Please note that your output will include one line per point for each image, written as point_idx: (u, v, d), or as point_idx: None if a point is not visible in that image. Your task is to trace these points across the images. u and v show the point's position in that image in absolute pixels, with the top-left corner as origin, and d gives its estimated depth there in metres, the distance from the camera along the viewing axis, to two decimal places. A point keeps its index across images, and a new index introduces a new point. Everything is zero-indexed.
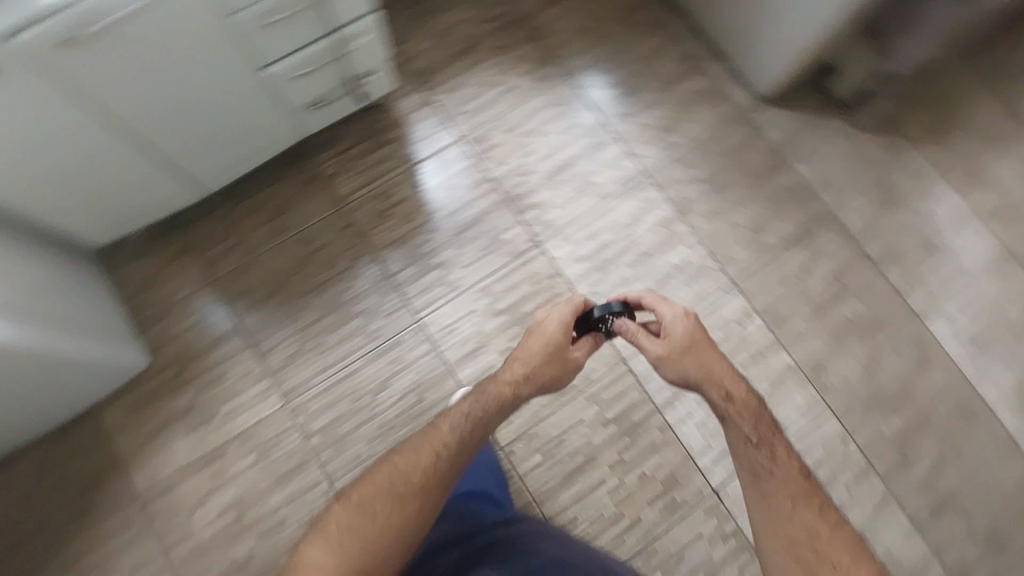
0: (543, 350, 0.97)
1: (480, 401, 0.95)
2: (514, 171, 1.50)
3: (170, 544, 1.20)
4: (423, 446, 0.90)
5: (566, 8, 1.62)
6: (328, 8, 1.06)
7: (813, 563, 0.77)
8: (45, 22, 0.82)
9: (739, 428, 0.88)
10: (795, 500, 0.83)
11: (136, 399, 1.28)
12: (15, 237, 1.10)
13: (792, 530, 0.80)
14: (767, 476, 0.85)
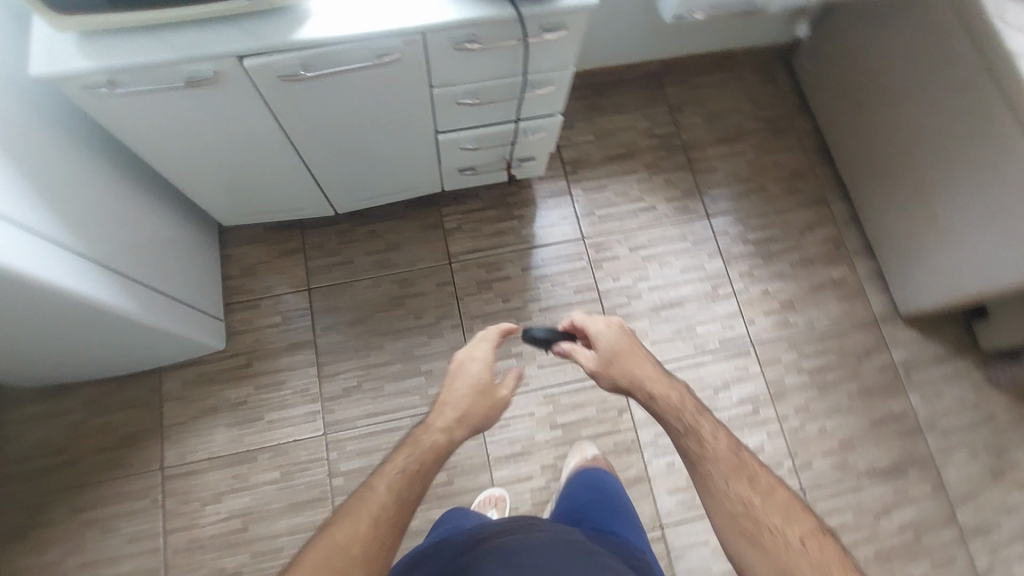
0: (469, 390, 0.90)
1: (417, 452, 0.82)
2: (622, 290, 1.45)
3: (173, 528, 1.21)
4: (361, 512, 0.74)
5: (735, 152, 1.59)
6: (521, 103, 1.07)
7: (758, 537, 0.70)
8: (285, 61, 0.83)
9: (668, 421, 0.82)
10: (751, 499, 0.73)
11: (199, 375, 1.31)
12: (166, 206, 1.14)
13: (758, 534, 0.71)
14: (721, 476, 0.76)
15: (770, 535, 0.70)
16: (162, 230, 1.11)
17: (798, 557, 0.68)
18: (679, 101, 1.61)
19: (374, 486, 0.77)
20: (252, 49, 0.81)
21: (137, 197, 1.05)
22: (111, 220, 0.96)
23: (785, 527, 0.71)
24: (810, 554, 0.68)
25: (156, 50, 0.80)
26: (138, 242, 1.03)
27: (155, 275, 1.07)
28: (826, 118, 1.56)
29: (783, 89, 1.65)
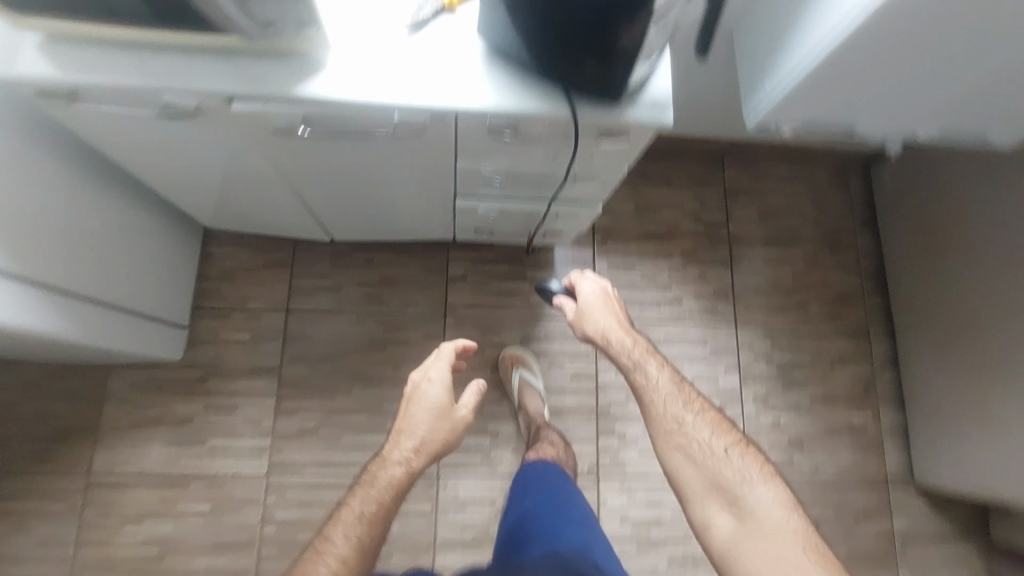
0: (426, 418, 0.96)
1: (372, 496, 0.87)
2: (622, 386, 1.32)
3: (85, 540, 1.12)
4: (318, 567, 0.78)
5: (783, 259, 1.43)
6: (559, 190, 0.92)
7: (693, 453, 0.92)
8: (283, 108, 0.68)
9: (625, 363, 1.02)
10: (684, 419, 0.95)
11: (150, 379, 1.21)
12: (138, 207, 1.01)
13: (690, 449, 0.92)
14: (663, 403, 0.96)
15: (701, 450, 0.91)
16: (126, 230, 0.98)
17: (720, 464, 0.90)
18: (736, 189, 1.45)
19: (332, 537, 0.82)
20: (245, 94, 0.66)
21: (98, 195, 0.91)
22: (56, 224, 0.83)
23: (712, 441, 0.92)
24: (729, 459, 0.90)
25: (127, 67, 0.65)
26: (89, 247, 0.90)
27: (103, 283, 0.94)
28: (891, 247, 1.40)
29: (854, 200, 1.48)
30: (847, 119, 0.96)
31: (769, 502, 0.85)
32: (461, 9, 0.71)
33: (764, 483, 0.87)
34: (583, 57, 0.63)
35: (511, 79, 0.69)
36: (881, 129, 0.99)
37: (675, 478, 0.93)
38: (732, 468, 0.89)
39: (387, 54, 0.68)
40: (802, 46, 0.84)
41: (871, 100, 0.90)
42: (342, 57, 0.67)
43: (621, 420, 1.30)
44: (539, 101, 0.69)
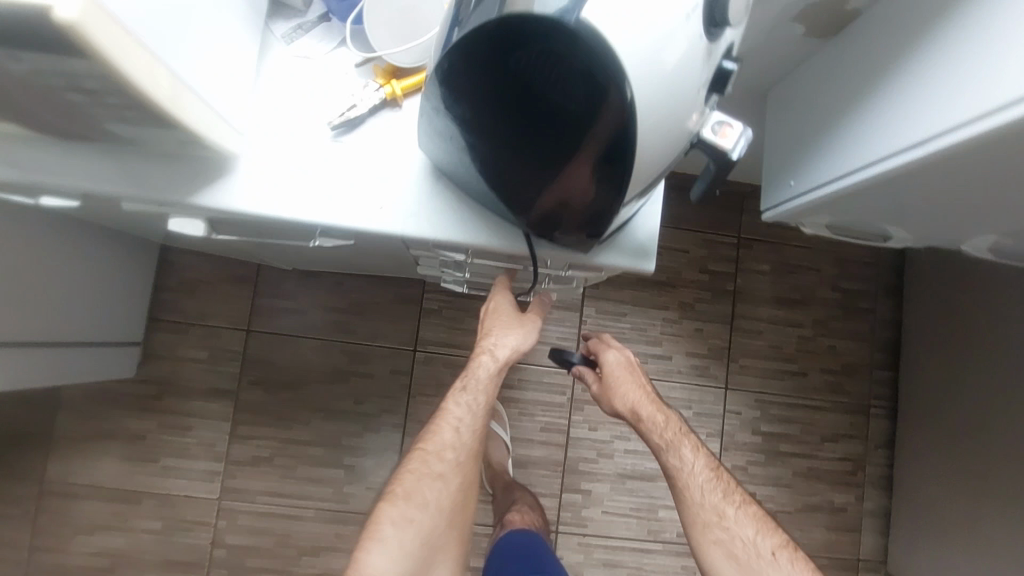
0: (504, 323, 0.69)
1: (472, 385, 0.71)
2: (593, 443, 1.25)
3: (37, 547, 1.13)
4: (438, 433, 0.72)
5: (790, 320, 1.31)
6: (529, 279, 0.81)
7: (741, 554, 0.83)
8: (178, 212, 0.58)
9: (664, 449, 0.86)
10: (725, 511, 0.85)
11: (104, 392, 1.17)
12: (78, 239, 0.93)
13: (733, 545, 0.84)
14: (702, 494, 0.85)
15: (747, 549, 0.83)
16: (53, 265, 0.90)
17: (767, 568, 0.82)
18: (750, 237, 1.30)
19: (448, 407, 0.73)
20: (131, 197, 0.55)
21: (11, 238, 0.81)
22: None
23: (757, 538, 0.84)
24: (777, 563, 0.83)
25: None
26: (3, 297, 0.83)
27: (24, 326, 0.88)
28: (913, 324, 1.27)
29: (881, 262, 1.32)
30: (881, 228, 0.82)
31: None
32: (407, 103, 0.58)
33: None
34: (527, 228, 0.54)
35: (456, 202, 0.57)
36: (921, 240, 0.83)
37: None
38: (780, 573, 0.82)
39: (307, 159, 0.56)
40: (839, 161, 0.70)
41: (915, 220, 0.75)
42: (256, 165, 0.55)
43: (588, 478, 1.25)
44: (486, 231, 0.57)
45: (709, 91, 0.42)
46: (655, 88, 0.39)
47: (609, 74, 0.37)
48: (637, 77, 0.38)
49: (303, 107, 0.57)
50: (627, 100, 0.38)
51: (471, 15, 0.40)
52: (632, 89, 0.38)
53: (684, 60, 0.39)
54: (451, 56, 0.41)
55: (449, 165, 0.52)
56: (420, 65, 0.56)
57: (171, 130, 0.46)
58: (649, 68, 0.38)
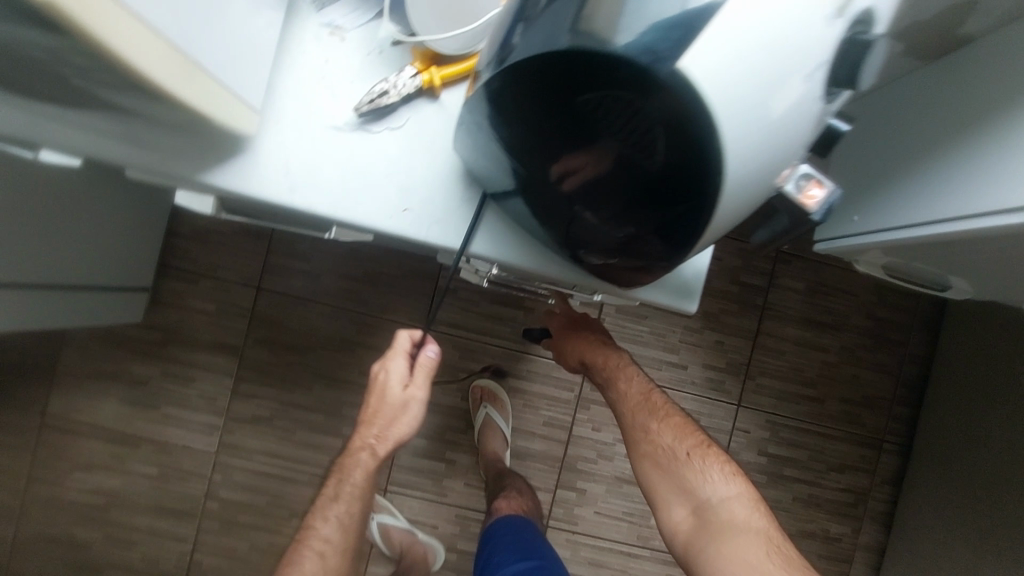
0: (387, 414, 0.71)
1: (347, 482, 0.74)
2: (595, 444, 1.23)
3: (36, 478, 1.15)
4: (303, 559, 0.73)
5: (816, 344, 1.25)
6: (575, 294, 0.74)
7: (659, 465, 0.76)
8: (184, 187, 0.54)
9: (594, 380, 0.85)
10: (648, 423, 0.78)
11: (110, 334, 1.16)
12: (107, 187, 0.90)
13: (654, 456, 0.77)
14: (629, 412, 0.80)
15: (663, 456, 0.76)
16: (71, 210, 0.87)
17: (683, 469, 0.75)
18: (789, 252, 1.23)
19: (322, 509, 0.75)
20: (134, 165, 0.51)
21: (31, 180, 0.77)
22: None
23: (675, 444, 0.76)
24: (693, 463, 0.75)
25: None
26: (10, 239, 0.78)
27: (30, 268, 0.85)
28: (945, 366, 1.20)
29: (923, 295, 1.24)
30: (940, 277, 0.75)
31: (735, 506, 0.72)
32: (445, 94, 0.51)
33: (734, 486, 0.73)
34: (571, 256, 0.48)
35: (489, 210, 0.51)
36: (984, 293, 0.76)
37: (646, 496, 0.79)
38: (696, 473, 0.74)
39: (329, 146, 0.50)
40: (915, 208, 0.63)
41: (983, 275, 0.67)
42: (272, 148, 0.50)
43: (584, 477, 1.23)
44: (517, 248, 0.52)
45: (809, 149, 0.36)
46: (751, 147, 0.32)
47: (699, 132, 0.31)
48: (733, 134, 0.31)
49: (328, 85, 0.51)
50: (716, 164, 0.32)
51: (539, 28, 0.34)
52: (726, 150, 0.32)
53: (790, 112, 0.32)
54: (507, 79, 0.36)
55: (489, 175, 0.46)
56: (464, 52, 0.50)
57: (170, 108, 0.41)
58: (752, 121, 0.31)
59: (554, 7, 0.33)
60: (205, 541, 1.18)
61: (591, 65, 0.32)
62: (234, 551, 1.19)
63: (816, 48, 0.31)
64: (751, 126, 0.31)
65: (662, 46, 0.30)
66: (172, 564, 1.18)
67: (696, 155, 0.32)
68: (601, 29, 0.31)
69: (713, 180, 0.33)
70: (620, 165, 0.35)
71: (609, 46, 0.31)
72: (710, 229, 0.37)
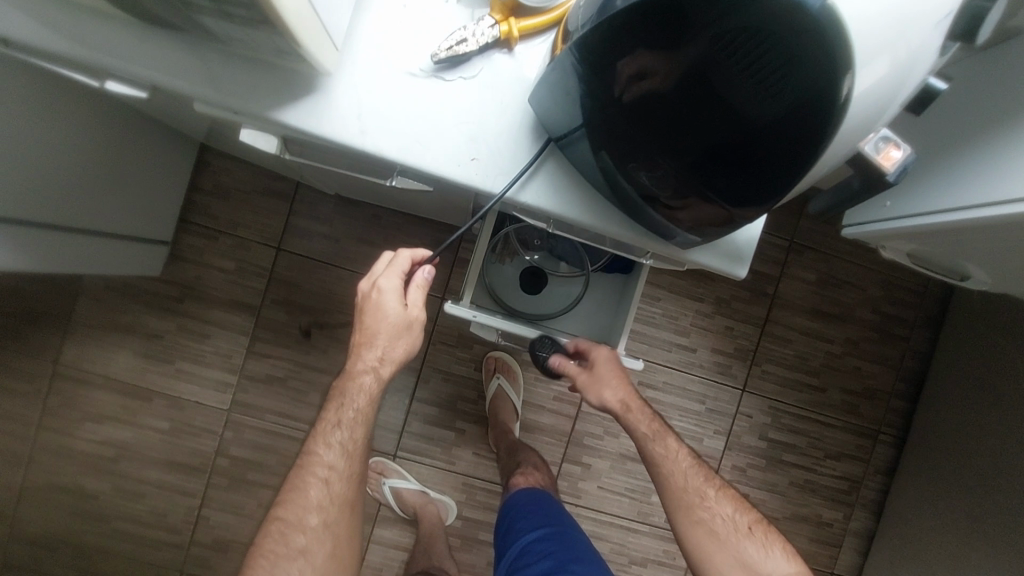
0: (385, 333, 0.69)
1: (351, 406, 0.73)
2: (602, 420, 1.25)
3: (46, 426, 1.17)
4: (308, 485, 0.73)
5: (821, 335, 1.28)
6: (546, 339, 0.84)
7: (721, 536, 0.81)
8: (251, 124, 0.54)
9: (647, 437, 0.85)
10: (707, 492, 0.83)
11: (126, 286, 1.17)
12: (131, 131, 0.90)
13: (713, 525, 0.81)
14: (687, 478, 0.84)
15: (726, 527, 0.81)
16: (100, 154, 0.87)
17: (744, 542, 0.80)
18: (802, 243, 1.25)
19: (325, 430, 0.74)
20: (202, 97, 0.51)
21: (63, 119, 0.78)
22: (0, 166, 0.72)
23: (736, 516, 0.82)
24: (754, 537, 0.81)
25: (52, 27, 0.49)
26: (36, 182, 0.79)
27: (61, 210, 0.85)
28: (944, 362, 1.25)
29: (927, 293, 1.29)
30: (961, 267, 0.78)
31: None
32: (519, 46, 0.52)
33: (789, 562, 0.80)
34: (637, 210, 0.50)
35: (554, 163, 0.53)
36: (1000, 285, 0.80)
37: (699, 563, 0.81)
38: (757, 547, 0.80)
39: (406, 89, 0.51)
40: (946, 194, 0.65)
41: (1005, 266, 0.70)
42: (353, 86, 0.51)
43: (590, 452, 1.25)
44: (578, 203, 0.53)
45: (902, 106, 0.38)
46: (875, 86, 0.35)
47: (826, 75, 0.34)
48: (861, 71, 0.34)
49: (404, 30, 0.51)
50: (829, 110, 0.35)
51: None
52: (852, 91, 0.34)
53: (901, 63, 0.35)
54: (615, 28, 0.37)
55: (567, 128, 0.47)
56: (543, 6, 0.51)
57: (272, 35, 0.42)
58: (868, 65, 0.34)
59: None
60: (214, 496, 1.20)
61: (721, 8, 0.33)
62: (241, 507, 1.21)
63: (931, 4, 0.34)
64: (874, 68, 0.34)
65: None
66: (180, 517, 1.20)
67: (811, 101, 0.35)
68: None
69: (826, 126, 0.35)
70: (726, 111, 0.37)
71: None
72: (809, 174, 0.40)
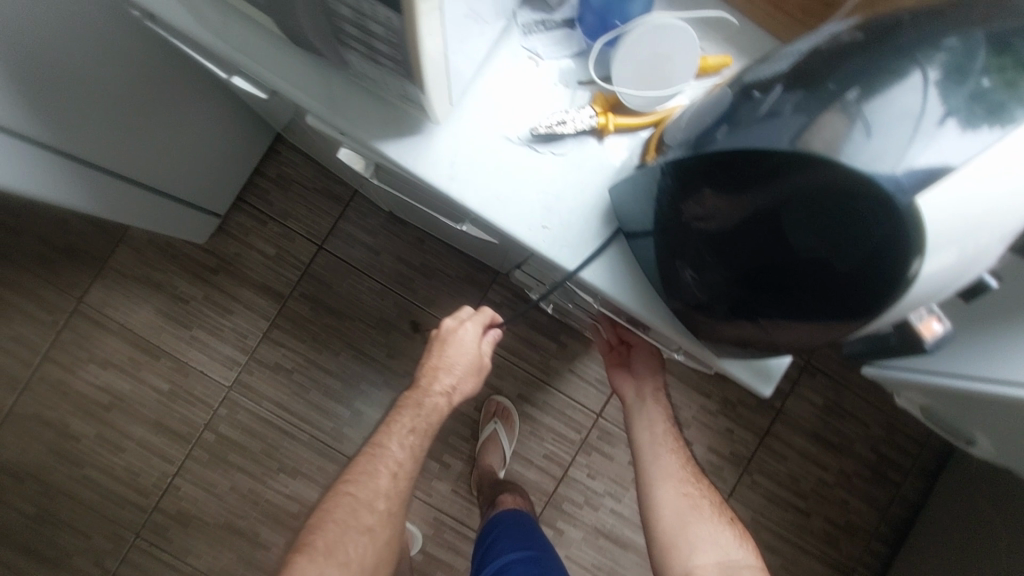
0: (464, 366, 0.74)
1: (422, 421, 0.75)
2: (585, 490, 1.24)
3: (53, 357, 1.19)
4: (378, 473, 0.74)
5: (818, 459, 1.28)
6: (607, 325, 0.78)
7: (700, 509, 0.77)
8: (351, 145, 0.59)
9: (654, 407, 0.87)
10: (698, 475, 0.81)
11: (168, 247, 1.21)
12: (208, 101, 0.95)
13: (695, 502, 0.78)
14: (681, 457, 0.82)
15: (706, 503, 0.78)
16: (177, 114, 0.91)
17: (721, 522, 0.77)
18: (817, 365, 1.27)
19: (397, 432, 0.75)
20: (317, 114, 0.56)
21: (145, 76, 0.82)
22: (83, 108, 0.76)
23: (720, 505, 0.80)
24: (733, 527, 0.77)
25: (206, 20, 0.54)
26: (112, 127, 0.82)
27: (135, 162, 0.89)
28: (932, 516, 1.24)
29: (928, 444, 1.29)
30: (970, 433, 0.80)
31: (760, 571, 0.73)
32: (610, 138, 0.57)
33: (756, 561, 0.75)
34: (685, 314, 0.52)
35: (616, 252, 0.56)
36: (1003, 460, 0.81)
37: (669, 529, 0.76)
38: (733, 535, 0.76)
39: (498, 152, 0.56)
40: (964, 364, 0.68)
41: (1007, 441, 0.72)
42: (451, 140, 0.55)
43: (566, 519, 1.24)
44: (631, 291, 0.56)
45: (956, 291, 0.41)
46: (941, 271, 0.37)
47: (898, 251, 0.36)
48: (933, 255, 0.36)
49: (511, 100, 0.56)
50: (893, 280, 0.37)
51: (760, 131, 0.40)
52: (920, 270, 0.37)
53: (970, 257, 0.37)
54: (708, 159, 0.42)
55: (637, 223, 0.51)
56: (642, 111, 0.56)
57: (406, 82, 0.46)
58: (942, 252, 0.36)
59: (769, 124, 0.39)
60: (190, 467, 1.21)
61: (806, 172, 0.37)
62: (214, 485, 1.21)
63: (1009, 213, 0.36)
64: (945, 255, 0.36)
65: (905, 178, 0.35)
66: (152, 479, 1.21)
67: (877, 269, 0.37)
68: (828, 146, 0.36)
69: (888, 292, 0.38)
70: (794, 255, 0.40)
71: (843, 159, 0.36)
72: (863, 329, 0.42)
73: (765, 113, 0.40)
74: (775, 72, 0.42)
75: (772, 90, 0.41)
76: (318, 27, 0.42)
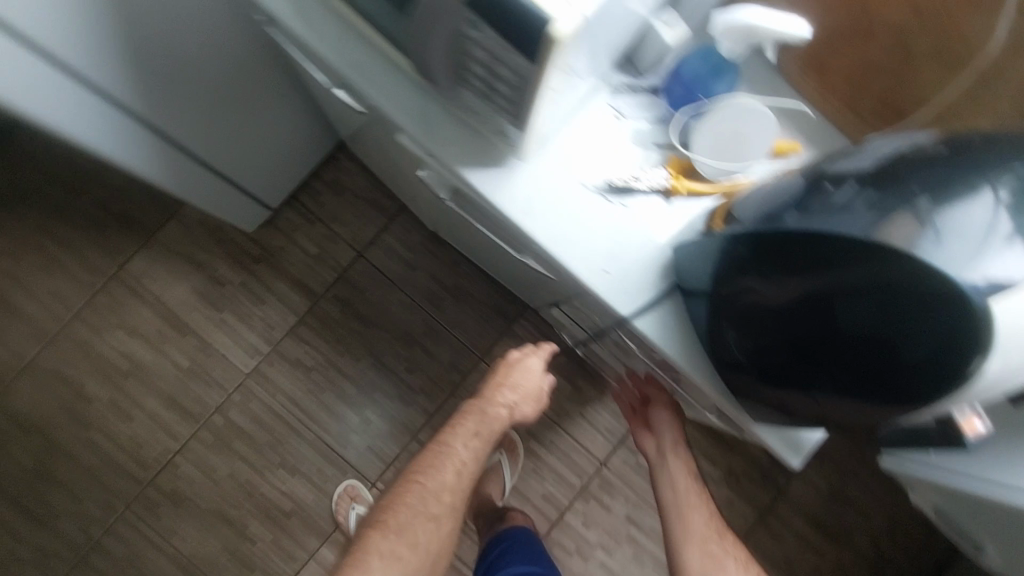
0: (530, 388, 0.78)
1: (484, 430, 0.76)
2: (578, 538, 1.23)
3: (85, 317, 1.22)
4: (444, 468, 0.76)
5: (815, 546, 1.26)
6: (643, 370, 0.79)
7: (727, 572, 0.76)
8: (435, 166, 0.63)
9: (675, 464, 0.87)
10: (726, 533, 0.80)
11: (216, 230, 1.25)
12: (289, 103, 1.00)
13: (723, 564, 0.76)
14: (706, 516, 0.81)
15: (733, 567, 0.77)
16: (261, 111, 0.96)
17: None
18: (824, 450, 1.27)
19: (462, 434, 0.76)
20: (411, 133, 0.60)
21: (244, 73, 0.87)
22: (185, 92, 0.80)
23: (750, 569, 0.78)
24: None
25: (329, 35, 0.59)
26: (205, 114, 0.86)
27: (214, 148, 0.93)
28: None
29: (929, 548, 1.27)
30: (981, 541, 0.80)
31: None
32: (677, 199, 0.61)
33: None
34: (732, 379, 0.54)
35: (671, 307, 0.58)
36: None
37: None
38: None
39: (572, 196, 0.59)
40: None
41: (1020, 557, 0.72)
42: (532, 178, 0.59)
43: None
44: (679, 346, 0.58)
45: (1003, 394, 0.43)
46: (1000, 372, 0.39)
47: (962, 349, 0.39)
48: (996, 358, 0.39)
49: (591, 150, 0.61)
50: (954, 375, 0.40)
51: (834, 221, 0.42)
52: (982, 369, 0.39)
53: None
54: (779, 237, 0.45)
55: (696, 282, 0.54)
56: (712, 180, 0.60)
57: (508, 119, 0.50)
58: (1004, 356, 0.39)
59: (844, 215, 0.42)
60: (193, 447, 1.21)
61: (878, 264, 0.40)
62: (213, 468, 1.21)
63: None
64: (1006, 359, 0.39)
65: (979, 285, 0.37)
66: (154, 452, 1.21)
67: (939, 362, 0.40)
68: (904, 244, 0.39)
69: (949, 385, 0.40)
70: (856, 339, 0.42)
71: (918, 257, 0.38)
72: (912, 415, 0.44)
73: (840, 205, 0.43)
74: (850, 168, 0.45)
75: (845, 185, 0.44)
76: (442, 59, 0.47)
